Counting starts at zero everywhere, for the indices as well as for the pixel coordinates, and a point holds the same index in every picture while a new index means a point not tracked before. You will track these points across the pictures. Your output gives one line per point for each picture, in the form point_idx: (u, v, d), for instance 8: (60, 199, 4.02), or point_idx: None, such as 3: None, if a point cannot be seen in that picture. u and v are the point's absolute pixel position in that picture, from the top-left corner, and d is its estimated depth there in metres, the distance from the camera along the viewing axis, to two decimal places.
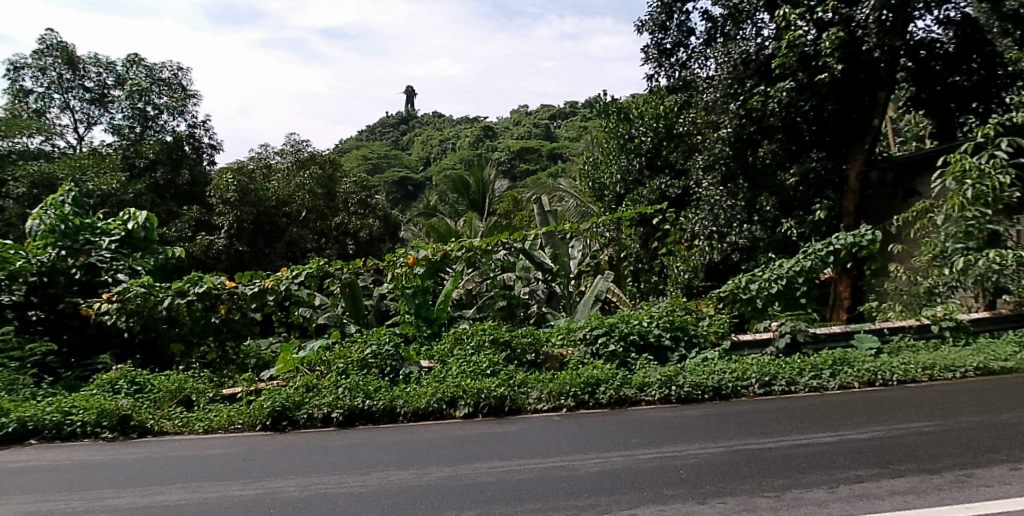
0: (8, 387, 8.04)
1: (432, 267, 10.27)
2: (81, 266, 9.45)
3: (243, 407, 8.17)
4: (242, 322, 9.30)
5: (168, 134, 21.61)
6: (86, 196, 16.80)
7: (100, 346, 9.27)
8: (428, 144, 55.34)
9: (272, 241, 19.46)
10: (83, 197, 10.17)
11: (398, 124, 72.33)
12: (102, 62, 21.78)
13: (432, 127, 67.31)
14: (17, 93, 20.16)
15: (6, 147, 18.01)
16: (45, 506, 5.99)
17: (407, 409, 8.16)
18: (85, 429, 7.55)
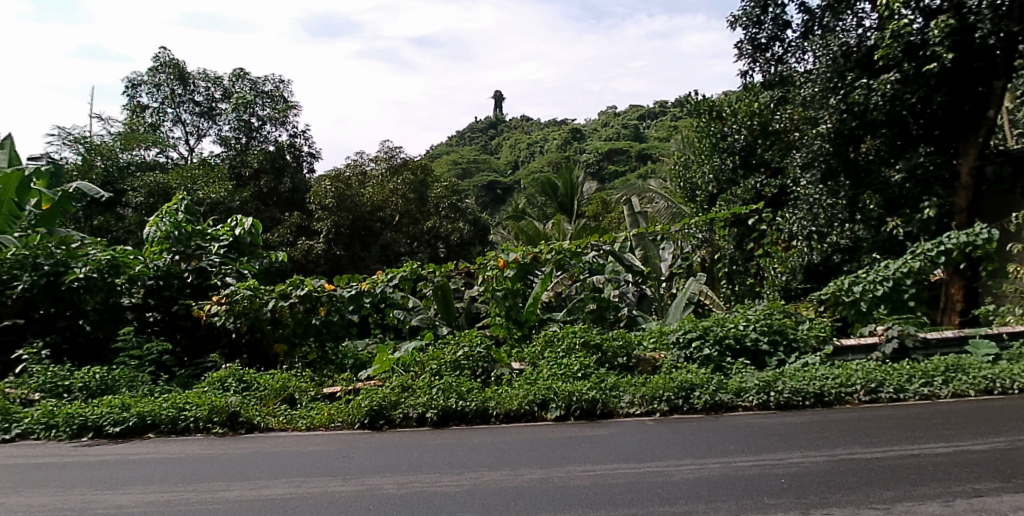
0: (129, 384, 8.59)
1: (521, 270, 10.24)
2: (194, 269, 9.92)
3: (343, 405, 8.44)
4: (341, 324, 9.67)
5: (270, 144, 22.65)
6: (197, 204, 17.78)
7: (210, 346, 9.74)
8: (516, 148, 55.73)
9: (368, 246, 20.16)
10: (194, 204, 10.78)
11: (485, 129, 73.40)
12: (210, 77, 23.08)
13: (519, 131, 67.94)
14: (135, 108, 21.61)
15: (126, 159, 19.31)
16: (163, 496, 6.36)
17: (500, 410, 8.21)
18: (198, 424, 7.94)
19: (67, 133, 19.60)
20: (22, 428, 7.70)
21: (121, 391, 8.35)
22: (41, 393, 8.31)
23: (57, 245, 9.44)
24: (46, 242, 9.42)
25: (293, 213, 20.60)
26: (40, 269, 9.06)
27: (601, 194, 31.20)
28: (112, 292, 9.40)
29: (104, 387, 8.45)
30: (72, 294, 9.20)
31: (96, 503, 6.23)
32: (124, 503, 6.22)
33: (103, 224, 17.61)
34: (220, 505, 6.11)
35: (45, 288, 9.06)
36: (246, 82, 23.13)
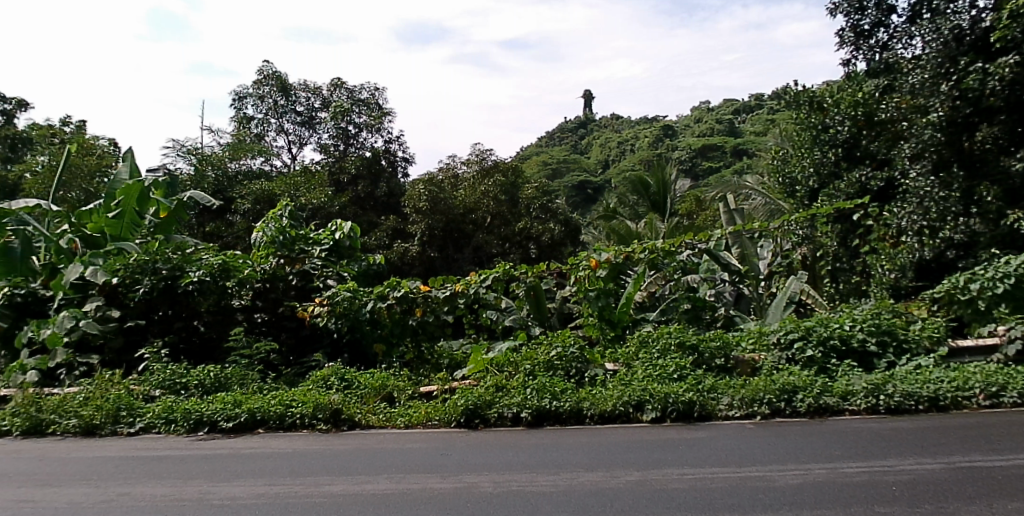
0: (240, 381, 9.04)
1: (614, 270, 10.17)
2: (297, 272, 10.40)
3: (439, 404, 8.60)
4: (436, 325, 9.82)
5: (367, 151, 23.33)
6: (299, 210, 18.55)
7: (314, 345, 10.16)
8: (606, 147, 55.37)
9: (461, 247, 20.54)
10: (298, 210, 11.27)
11: (574, 129, 73.35)
12: (311, 88, 24.07)
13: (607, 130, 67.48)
14: (242, 120, 22.81)
15: (234, 169, 20.35)
16: (273, 489, 6.66)
17: (594, 411, 8.17)
18: (304, 420, 8.25)
19: (180, 145, 20.87)
20: (145, 422, 8.21)
21: (232, 388, 8.79)
22: (161, 390, 8.86)
23: (174, 251, 9.95)
24: (164, 247, 9.94)
25: (388, 217, 21.29)
26: (158, 274, 9.61)
27: (694, 192, 30.55)
28: (224, 294, 9.84)
29: (217, 384, 8.93)
30: (187, 296, 9.69)
31: (212, 494, 6.59)
32: (237, 495, 6.55)
33: (214, 231, 18.69)
34: (325, 498, 6.35)
35: (163, 290, 9.62)
36: (344, 91, 24.01)
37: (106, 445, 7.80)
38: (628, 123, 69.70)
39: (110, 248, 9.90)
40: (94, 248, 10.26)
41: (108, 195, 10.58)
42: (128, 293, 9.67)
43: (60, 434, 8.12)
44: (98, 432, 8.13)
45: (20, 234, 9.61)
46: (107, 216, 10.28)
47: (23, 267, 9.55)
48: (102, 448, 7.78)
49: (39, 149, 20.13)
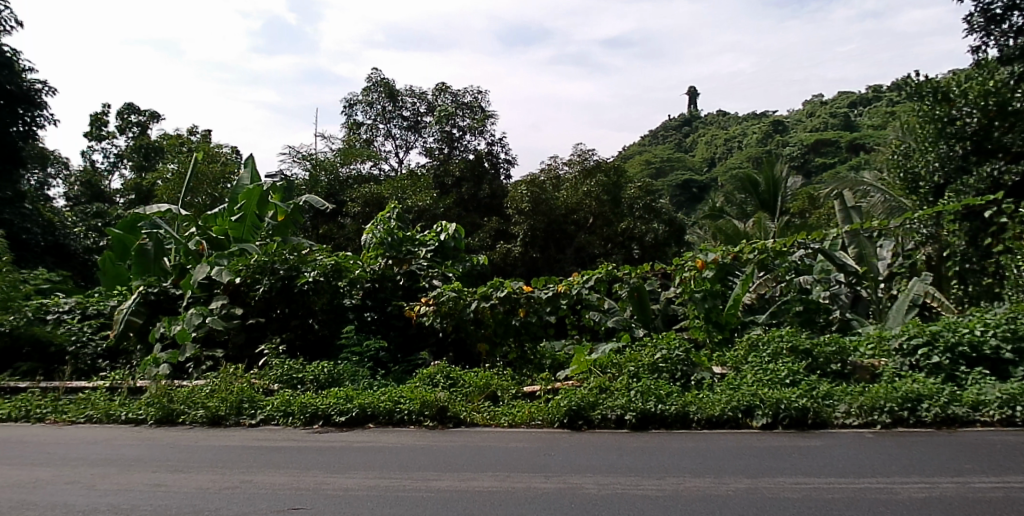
0: (352, 377, 9.40)
1: (721, 270, 9.92)
2: (405, 273, 10.72)
3: (543, 404, 8.63)
4: (539, 325, 9.88)
5: (470, 153, 23.76)
6: (406, 212, 19.11)
7: (419, 344, 10.43)
8: (712, 145, 54.11)
9: (563, 248, 20.60)
10: (404, 212, 11.57)
11: (678, 127, 72.15)
12: (416, 93, 24.76)
13: (712, 127, 65.94)
14: (352, 125, 23.76)
15: (345, 174, 21.20)
16: (383, 482, 6.89)
17: (701, 415, 7.96)
18: (411, 417, 8.47)
19: (296, 152, 21.96)
20: (265, 414, 8.67)
21: (344, 384, 9.14)
22: (279, 384, 9.32)
23: (290, 252, 10.41)
24: (281, 248, 10.40)
25: (491, 218, 21.63)
26: (276, 274, 10.10)
27: (806, 189, 29.40)
28: (336, 294, 10.29)
29: (331, 380, 9.31)
30: (303, 295, 10.16)
31: (326, 484, 6.89)
32: (350, 486, 6.82)
33: (327, 233, 19.60)
34: (432, 493, 6.51)
35: (281, 290, 10.11)
36: (448, 95, 24.56)
37: (231, 435, 8.29)
38: (733, 119, 67.71)
39: (233, 249, 10.50)
40: (218, 249, 10.90)
41: (231, 200, 11.22)
42: (249, 291, 10.20)
43: (189, 423, 8.69)
44: (223, 422, 8.65)
45: (153, 237, 10.69)
46: (230, 219, 10.89)
47: (156, 268, 10.61)
48: (226, 437, 8.28)
49: (169, 157, 21.68)
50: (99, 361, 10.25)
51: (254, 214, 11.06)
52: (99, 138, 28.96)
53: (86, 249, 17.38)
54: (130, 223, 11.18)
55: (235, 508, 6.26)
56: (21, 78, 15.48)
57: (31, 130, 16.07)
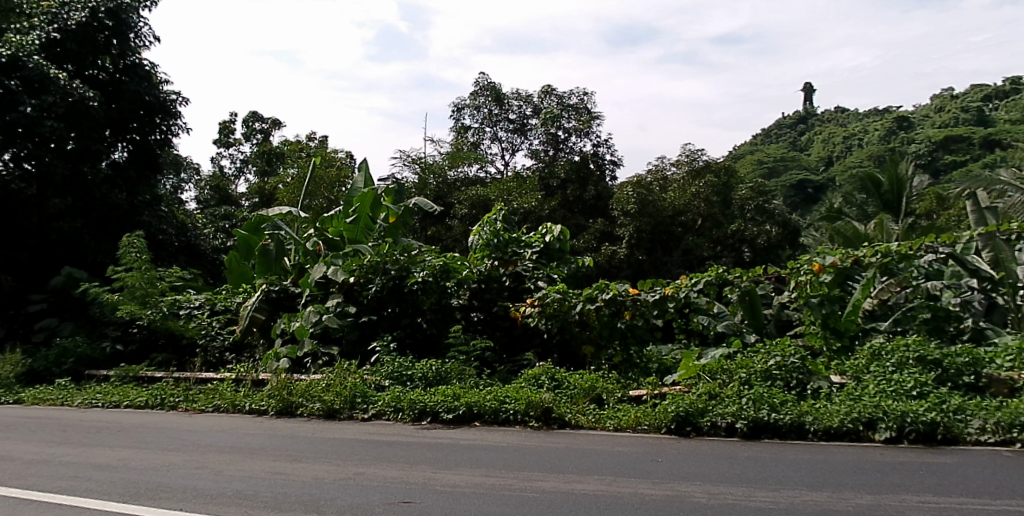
0: (459, 376, 9.56)
1: (841, 275, 9.52)
2: (510, 274, 10.71)
3: (649, 409, 8.47)
4: (645, 328, 9.84)
5: (576, 155, 23.85)
6: (512, 214, 19.34)
7: (525, 345, 10.48)
8: (829, 144, 51.74)
9: (670, 250, 20.21)
10: (509, 213, 11.70)
11: (791, 127, 69.46)
12: (522, 96, 25.01)
13: (827, 125, 63.04)
14: (460, 129, 24.29)
15: (453, 177, 21.67)
16: (489, 480, 6.97)
17: (818, 426, 7.60)
18: (516, 417, 8.52)
19: (406, 156, 22.65)
20: (376, 409, 8.97)
21: (452, 382, 9.30)
22: (390, 380, 9.60)
23: (400, 252, 10.72)
24: (392, 249, 10.73)
25: (596, 220, 21.53)
26: (388, 274, 10.46)
27: (934, 188, 27.61)
28: (444, 294, 10.47)
29: (438, 378, 9.51)
30: (412, 295, 10.47)
31: (434, 480, 7.04)
32: (457, 483, 6.94)
33: (435, 235, 20.09)
34: (538, 493, 6.53)
35: (392, 290, 10.45)
36: (553, 97, 24.65)
37: (345, 428, 8.64)
38: (851, 116, 64.39)
39: (347, 249, 10.94)
40: (334, 249, 11.27)
41: (346, 202, 11.70)
42: (362, 290, 10.66)
43: (306, 415, 9.12)
44: (337, 415, 9.02)
45: (275, 237, 11.28)
46: (345, 221, 11.36)
47: (278, 267, 11.18)
48: (341, 430, 8.62)
49: (289, 162, 22.86)
50: (226, 355, 10.90)
51: (368, 216, 11.47)
52: (227, 145, 30.90)
53: (214, 250, 18.54)
54: (255, 224, 11.73)
55: (348, 498, 6.51)
56: (159, 90, 16.44)
57: (168, 139, 16.99)
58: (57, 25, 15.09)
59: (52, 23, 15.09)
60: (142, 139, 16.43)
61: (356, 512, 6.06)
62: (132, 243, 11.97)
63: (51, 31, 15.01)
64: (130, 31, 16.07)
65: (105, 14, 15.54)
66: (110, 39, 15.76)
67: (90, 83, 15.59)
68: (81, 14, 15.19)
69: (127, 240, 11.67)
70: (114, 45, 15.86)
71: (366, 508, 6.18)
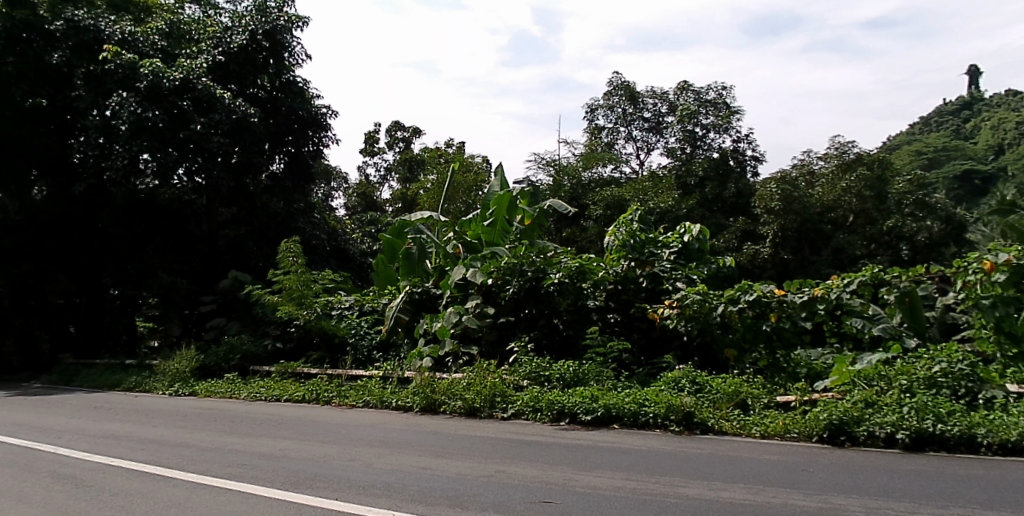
0: (596, 378, 9.50)
1: (1017, 273, 8.54)
2: (648, 275, 10.54)
3: (798, 416, 8.06)
4: (792, 332, 9.35)
5: (714, 151, 23.61)
6: (648, 214, 19.21)
7: (664, 347, 10.33)
8: (997, 131, 47.37)
9: (818, 248, 19.23)
10: (645, 213, 11.50)
11: (949, 114, 64.20)
12: (657, 94, 25.07)
13: (994, 110, 57.71)
14: (594, 130, 24.64)
15: (587, 178, 21.76)
16: (630, 484, 6.89)
17: (992, 440, 6.94)
18: (657, 420, 8.38)
19: (541, 158, 23.01)
20: (516, 408, 9.12)
21: (590, 384, 9.28)
22: (528, 381, 9.72)
23: (537, 254, 10.87)
24: (529, 251, 10.90)
25: (737, 219, 20.96)
26: (525, 275, 10.60)
27: None
28: (580, 295, 10.53)
29: (576, 379, 9.52)
30: (549, 296, 10.58)
31: (575, 481, 7.05)
32: (598, 485, 6.91)
33: (570, 236, 20.16)
34: (680, 499, 6.38)
35: (530, 291, 10.55)
36: (689, 94, 24.58)
37: (486, 426, 8.84)
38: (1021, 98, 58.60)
39: (485, 252, 11.16)
40: (473, 252, 11.49)
41: (483, 206, 12.00)
42: (499, 292, 10.79)
43: (449, 413, 9.42)
44: (478, 414, 9.24)
45: (417, 241, 11.71)
46: (483, 224, 11.66)
47: (420, 269, 11.57)
48: (483, 428, 8.83)
49: (431, 169, 24.11)
50: (373, 353, 11.46)
51: (504, 218, 11.66)
52: (371, 154, 32.52)
53: (362, 254, 19.59)
54: (398, 228, 12.14)
55: (492, 495, 6.64)
56: (311, 104, 17.37)
57: (320, 150, 17.91)
58: (222, 49, 16.26)
59: (217, 47, 16.25)
60: (297, 151, 17.39)
61: (500, 509, 6.16)
62: (289, 248, 12.86)
63: (217, 55, 16.21)
64: (285, 50, 16.98)
65: (263, 36, 16.48)
66: (268, 59, 16.86)
67: (251, 100, 16.95)
68: (241, 37, 16.23)
69: (285, 245, 12.52)
70: (271, 64, 16.97)
71: (510, 505, 6.29)
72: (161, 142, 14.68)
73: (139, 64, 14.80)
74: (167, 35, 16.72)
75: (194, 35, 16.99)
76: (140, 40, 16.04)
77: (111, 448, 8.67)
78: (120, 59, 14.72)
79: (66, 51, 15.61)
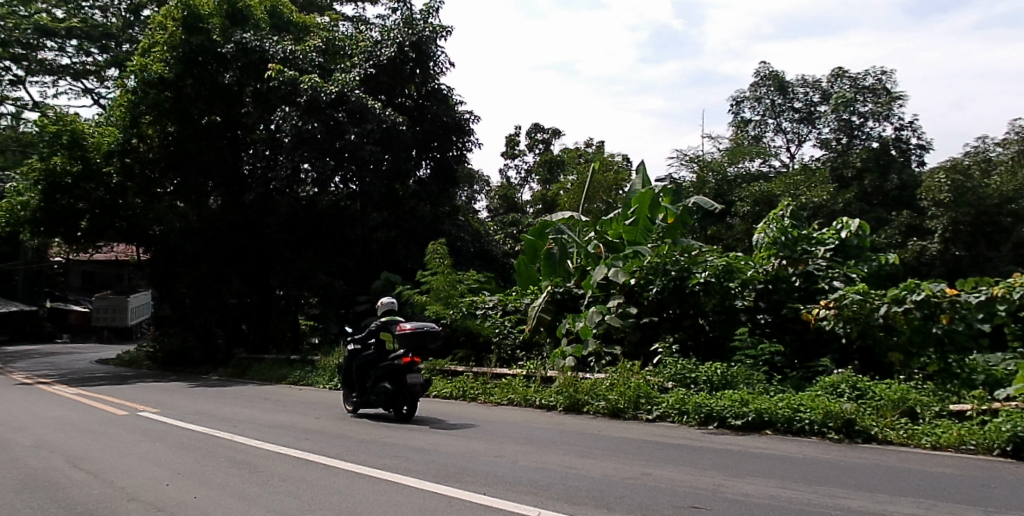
0: (746, 381, 9.14)
1: None
2: (801, 273, 10.18)
3: (976, 427, 7.30)
4: (967, 334, 8.71)
5: (874, 141, 22.32)
6: (801, 210, 18.40)
7: (820, 350, 9.79)
8: None
9: (996, 244, 17.60)
10: (796, 208, 11.00)
11: None
12: (809, 82, 23.91)
13: None
14: (741, 123, 23.88)
15: (733, 173, 21.08)
16: (785, 492, 6.35)
17: None
18: (813, 427, 7.89)
19: (684, 156, 22.60)
20: (660, 411, 8.96)
21: (739, 387, 8.94)
22: (673, 382, 9.52)
23: (681, 253, 10.58)
24: (672, 250, 10.63)
25: (900, 212, 19.67)
26: (669, 275, 10.36)
27: None
28: (727, 295, 10.11)
29: (724, 382, 9.21)
30: (694, 296, 10.27)
31: (726, 487, 6.67)
32: (750, 492, 6.43)
33: (716, 234, 19.63)
34: (842, 511, 5.73)
35: (674, 290, 10.33)
36: (845, 81, 23.26)
37: (630, 428, 8.73)
38: None
39: (627, 252, 11.06)
40: (614, 252, 11.48)
41: (625, 204, 11.92)
42: (642, 292, 10.66)
43: (593, 413, 9.42)
44: (622, 415, 9.17)
45: (558, 241, 11.76)
46: (624, 223, 11.55)
47: (561, 269, 11.62)
48: (626, 429, 8.75)
49: (570, 169, 24.61)
50: (517, 352, 11.73)
51: (646, 217, 11.50)
52: (512, 157, 33.12)
53: (505, 254, 20.06)
54: (539, 228, 12.19)
55: (637, 497, 6.45)
56: (455, 112, 17.73)
57: (463, 155, 18.22)
58: (373, 62, 17.14)
59: (369, 60, 17.18)
60: (442, 156, 17.78)
61: (647, 508, 5.99)
62: (436, 250, 13.33)
63: (368, 67, 17.09)
64: (430, 60, 17.43)
65: (410, 48, 17.07)
66: (415, 69, 17.31)
67: (400, 109, 17.46)
68: (391, 50, 16.94)
69: (432, 247, 13.04)
70: (417, 74, 17.40)
71: (655, 508, 6.05)
72: (320, 151, 15.90)
73: (300, 80, 16.16)
74: (323, 52, 17.83)
75: (347, 51, 17.97)
76: (300, 57, 17.21)
77: (279, 437, 9.36)
78: (283, 76, 16.21)
79: (237, 71, 17.21)
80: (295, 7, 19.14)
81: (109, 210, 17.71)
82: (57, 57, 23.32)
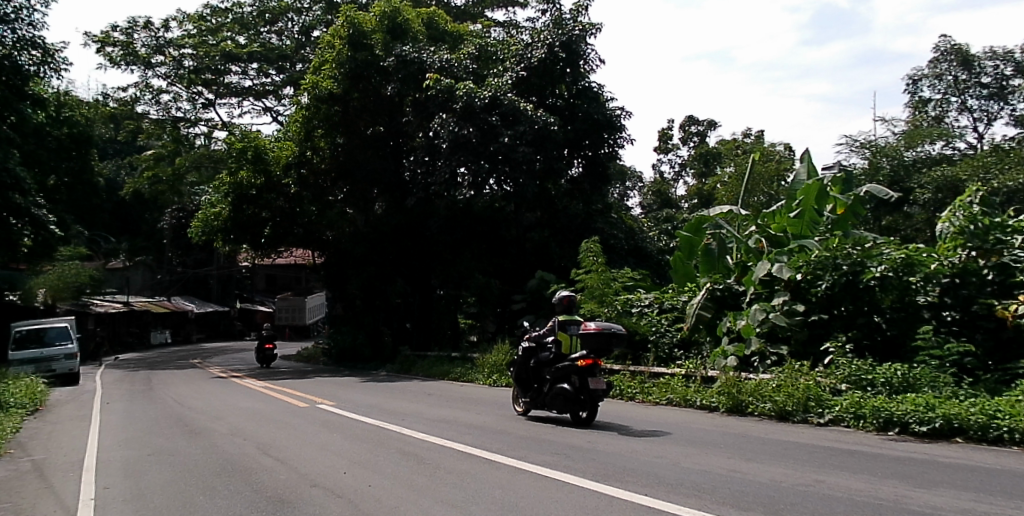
0: (931, 384, 8.39)
1: None
2: (994, 266, 9.38)
3: None
4: None
5: None
6: (993, 195, 16.66)
7: (1020, 351, 8.83)
8: None
9: None
10: (989, 194, 10.00)
11: None
12: (998, 54, 21.62)
13: None
14: (918, 104, 22.06)
15: (911, 157, 19.55)
16: (982, 506, 5.53)
17: None
18: (1015, 436, 6.89)
19: (853, 141, 21.26)
20: (834, 415, 8.40)
21: (923, 390, 8.16)
22: (848, 384, 8.92)
23: (853, 246, 10.04)
24: (843, 243, 10.11)
25: None
26: (839, 270, 9.84)
27: None
28: (907, 290, 9.56)
29: (906, 384, 8.47)
30: (868, 291, 9.73)
31: (909, 497, 5.95)
32: (937, 503, 5.67)
33: (891, 225, 18.36)
34: None
35: (845, 287, 9.81)
36: None
37: (801, 431, 8.30)
38: None
39: (792, 246, 10.54)
40: (778, 246, 10.97)
41: (789, 196, 11.28)
42: (810, 288, 10.20)
43: (758, 415, 9.07)
44: (791, 418, 8.74)
45: (717, 236, 11.32)
46: (788, 215, 11.01)
47: (720, 265, 11.16)
48: (796, 433, 8.31)
49: (727, 161, 23.86)
50: (675, 351, 11.56)
51: (813, 209, 10.85)
52: (666, 151, 32.45)
53: (660, 251, 19.88)
54: (695, 224, 11.62)
55: (806, 502, 6.01)
56: (606, 108, 17.63)
57: (615, 151, 18.07)
58: (524, 64, 17.29)
59: (521, 63, 17.37)
60: (594, 153, 17.77)
61: (815, 512, 5.59)
62: (591, 247, 13.34)
63: (520, 70, 17.27)
64: (581, 58, 17.41)
65: (560, 48, 17.16)
66: (565, 68, 17.39)
67: (551, 109, 17.65)
68: (541, 51, 17.08)
69: (585, 246, 13.06)
70: (568, 73, 17.46)
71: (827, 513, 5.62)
72: (475, 155, 16.35)
73: (455, 87, 16.78)
74: (476, 58, 18.34)
75: (499, 56, 18.37)
76: (455, 66, 17.82)
77: (444, 431, 9.76)
78: (439, 85, 16.88)
79: (397, 82, 17.96)
80: (448, 17, 19.92)
81: (289, 218, 19.49)
82: (241, 80, 25.61)
